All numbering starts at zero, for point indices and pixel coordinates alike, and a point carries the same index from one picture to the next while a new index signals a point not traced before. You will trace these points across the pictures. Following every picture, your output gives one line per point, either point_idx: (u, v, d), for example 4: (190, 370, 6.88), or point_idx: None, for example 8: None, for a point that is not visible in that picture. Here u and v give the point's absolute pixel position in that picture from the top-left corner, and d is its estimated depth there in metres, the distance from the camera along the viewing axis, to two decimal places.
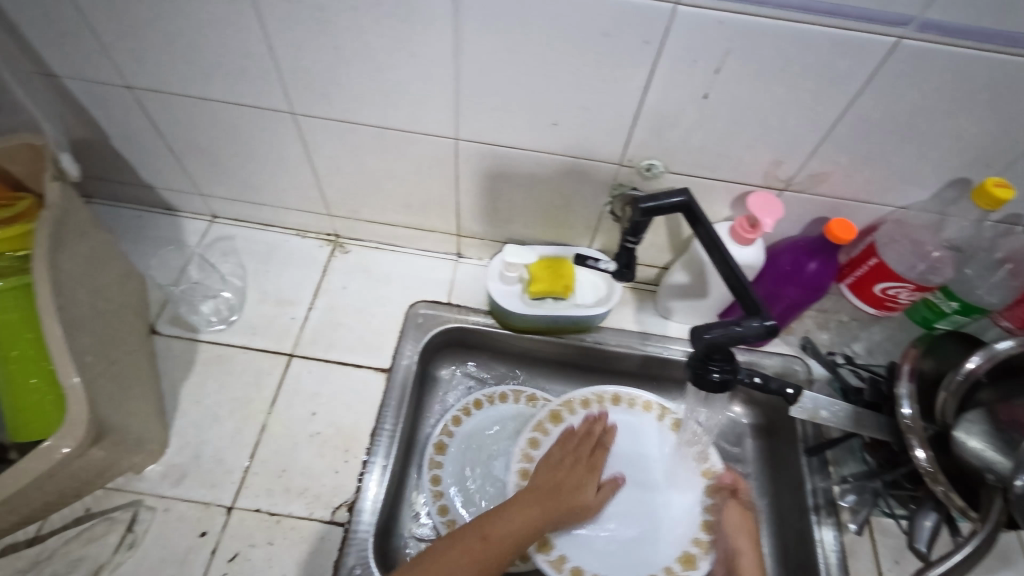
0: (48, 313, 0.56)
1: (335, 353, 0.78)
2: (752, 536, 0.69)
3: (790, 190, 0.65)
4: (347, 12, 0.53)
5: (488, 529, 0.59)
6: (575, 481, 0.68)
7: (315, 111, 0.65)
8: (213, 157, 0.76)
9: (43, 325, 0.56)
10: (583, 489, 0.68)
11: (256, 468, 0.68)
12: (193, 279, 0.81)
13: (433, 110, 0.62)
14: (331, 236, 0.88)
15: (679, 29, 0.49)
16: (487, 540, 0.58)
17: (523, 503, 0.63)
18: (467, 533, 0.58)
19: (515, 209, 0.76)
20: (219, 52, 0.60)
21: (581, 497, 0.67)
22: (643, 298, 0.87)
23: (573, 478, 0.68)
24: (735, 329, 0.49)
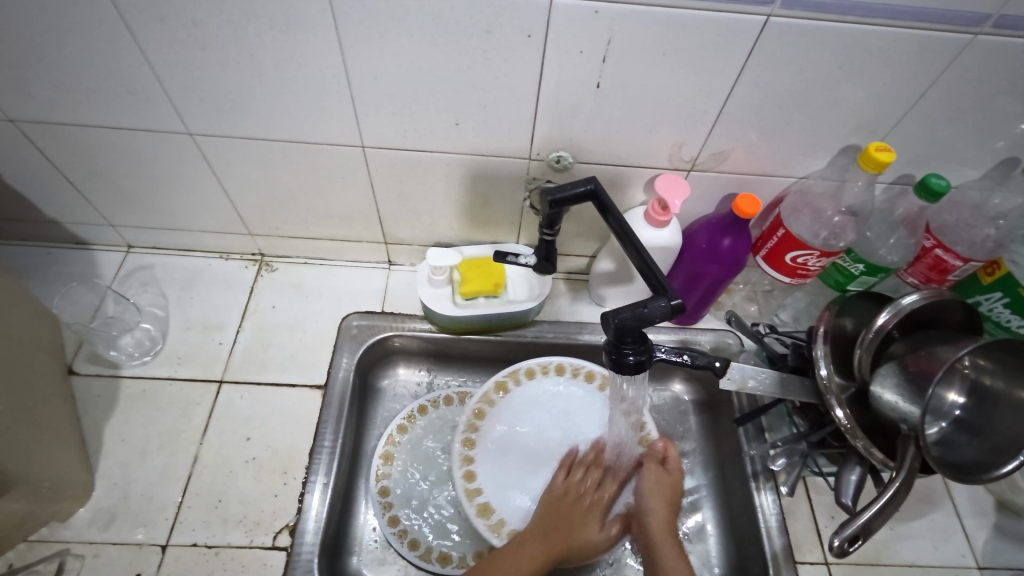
0: None
1: (267, 374, 0.76)
2: (671, 504, 0.68)
3: (696, 170, 0.68)
4: (225, 26, 0.52)
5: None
6: (581, 514, 0.68)
7: (215, 130, 0.64)
8: (119, 186, 0.74)
9: None
10: (590, 521, 0.68)
11: (190, 501, 0.66)
12: (109, 313, 0.78)
13: (334, 117, 0.61)
14: (256, 256, 0.86)
15: (558, 21, 0.50)
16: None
17: (526, 545, 0.63)
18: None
19: (437, 212, 0.76)
20: (101, 77, 0.58)
21: (586, 533, 0.66)
22: (577, 288, 0.88)
23: (580, 515, 0.68)
24: (642, 309, 0.50)
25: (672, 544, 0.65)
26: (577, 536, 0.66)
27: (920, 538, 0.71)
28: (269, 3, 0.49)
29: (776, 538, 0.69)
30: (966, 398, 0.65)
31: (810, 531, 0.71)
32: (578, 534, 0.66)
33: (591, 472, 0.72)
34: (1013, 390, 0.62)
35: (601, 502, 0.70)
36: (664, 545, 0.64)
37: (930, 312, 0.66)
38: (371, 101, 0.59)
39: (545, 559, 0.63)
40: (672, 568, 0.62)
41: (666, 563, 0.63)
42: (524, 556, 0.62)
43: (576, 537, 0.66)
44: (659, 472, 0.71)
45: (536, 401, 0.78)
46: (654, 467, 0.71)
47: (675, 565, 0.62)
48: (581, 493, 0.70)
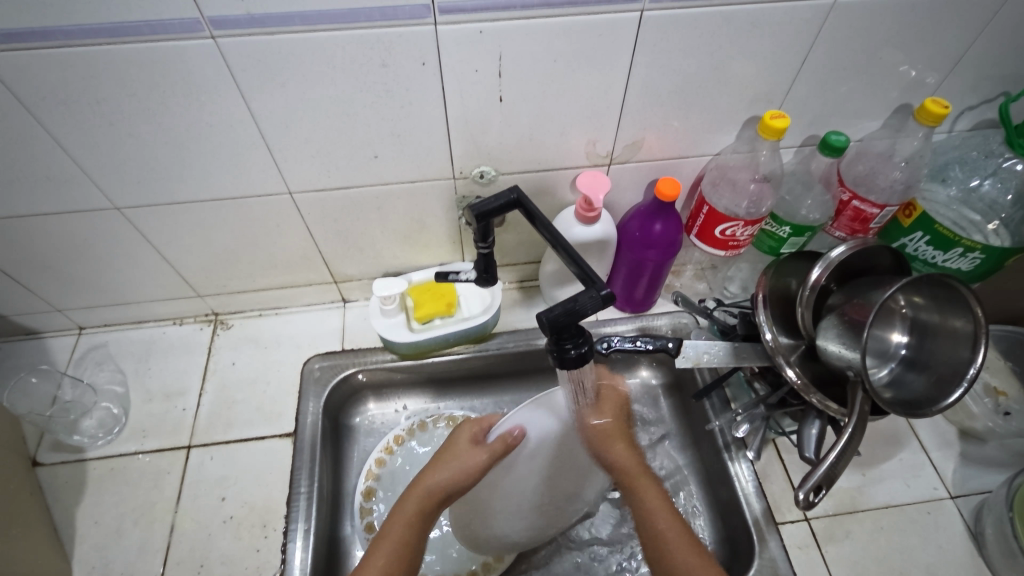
0: None
1: (235, 432, 0.76)
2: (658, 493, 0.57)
3: (616, 164, 0.70)
4: (128, 99, 0.53)
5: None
6: (433, 466, 0.60)
7: (142, 200, 0.65)
8: (56, 270, 0.74)
9: None
10: (419, 482, 0.59)
11: (172, 571, 0.66)
12: (67, 399, 0.78)
13: (256, 169, 0.63)
14: (209, 316, 0.86)
15: (446, 45, 0.52)
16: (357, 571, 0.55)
17: (409, 514, 0.57)
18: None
19: (379, 244, 0.78)
20: (17, 167, 0.58)
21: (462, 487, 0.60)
22: (531, 295, 0.90)
23: (438, 466, 0.60)
24: (572, 303, 0.51)
25: (647, 478, 0.58)
26: (428, 499, 0.58)
27: (892, 479, 0.73)
28: (165, 71, 0.51)
29: (756, 502, 0.70)
30: (908, 336, 0.67)
31: (786, 491, 0.73)
32: (440, 482, 0.58)
33: (464, 434, 0.62)
34: (948, 320, 0.64)
35: (481, 460, 0.58)
36: (640, 486, 0.58)
37: (860, 260, 0.68)
38: (286, 148, 0.61)
39: (414, 525, 0.57)
40: (655, 507, 0.56)
41: (643, 499, 0.57)
42: (402, 527, 0.56)
43: (437, 500, 0.58)
44: (599, 413, 0.61)
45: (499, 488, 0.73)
46: (601, 407, 0.61)
47: (656, 502, 0.56)
48: (451, 454, 0.60)
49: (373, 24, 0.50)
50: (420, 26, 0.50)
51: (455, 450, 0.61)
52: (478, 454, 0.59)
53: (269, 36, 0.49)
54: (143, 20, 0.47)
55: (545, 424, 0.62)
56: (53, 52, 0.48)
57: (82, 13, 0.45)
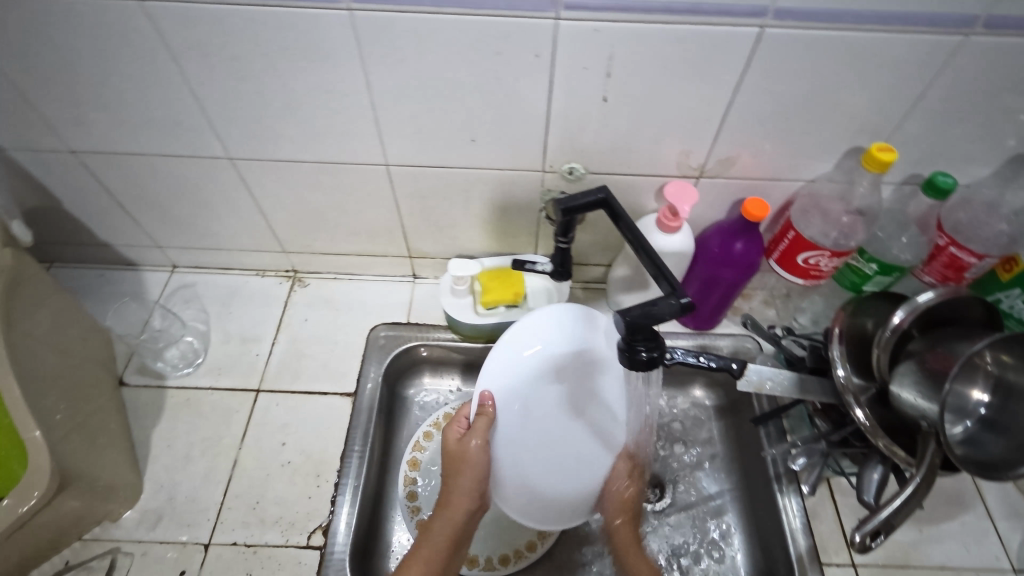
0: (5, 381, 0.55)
1: (301, 383, 0.80)
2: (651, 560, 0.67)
3: (705, 177, 0.70)
4: (259, 58, 0.57)
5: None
6: (448, 477, 0.63)
7: (253, 154, 0.69)
8: (163, 209, 0.79)
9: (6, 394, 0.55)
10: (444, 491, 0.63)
11: (230, 503, 0.70)
12: (157, 327, 0.84)
13: (361, 138, 0.66)
14: (289, 272, 0.91)
15: (563, 40, 0.54)
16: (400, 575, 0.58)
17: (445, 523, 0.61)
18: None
19: (457, 225, 0.80)
20: (150, 109, 0.63)
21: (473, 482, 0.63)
22: (595, 297, 0.91)
23: (454, 478, 0.62)
24: (652, 307, 0.52)
25: (638, 554, 0.67)
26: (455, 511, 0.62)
27: (951, 540, 0.70)
28: (299, 36, 0.54)
29: (802, 539, 0.69)
30: (990, 396, 0.63)
31: (834, 532, 0.71)
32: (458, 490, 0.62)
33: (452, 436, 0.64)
34: None
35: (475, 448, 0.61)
36: (631, 551, 0.67)
37: (947, 310, 0.66)
38: (392, 121, 0.63)
39: (450, 537, 0.61)
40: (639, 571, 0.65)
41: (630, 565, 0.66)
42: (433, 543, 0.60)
43: (466, 507, 0.62)
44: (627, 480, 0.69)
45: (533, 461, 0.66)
46: (625, 472, 0.69)
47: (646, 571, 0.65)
48: (457, 460, 0.62)
49: (497, 13, 0.51)
50: (541, 20, 0.52)
51: (452, 454, 0.63)
52: (473, 442, 0.61)
53: (399, 14, 0.52)
54: None
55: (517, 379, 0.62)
56: (204, 9, 0.52)
57: None
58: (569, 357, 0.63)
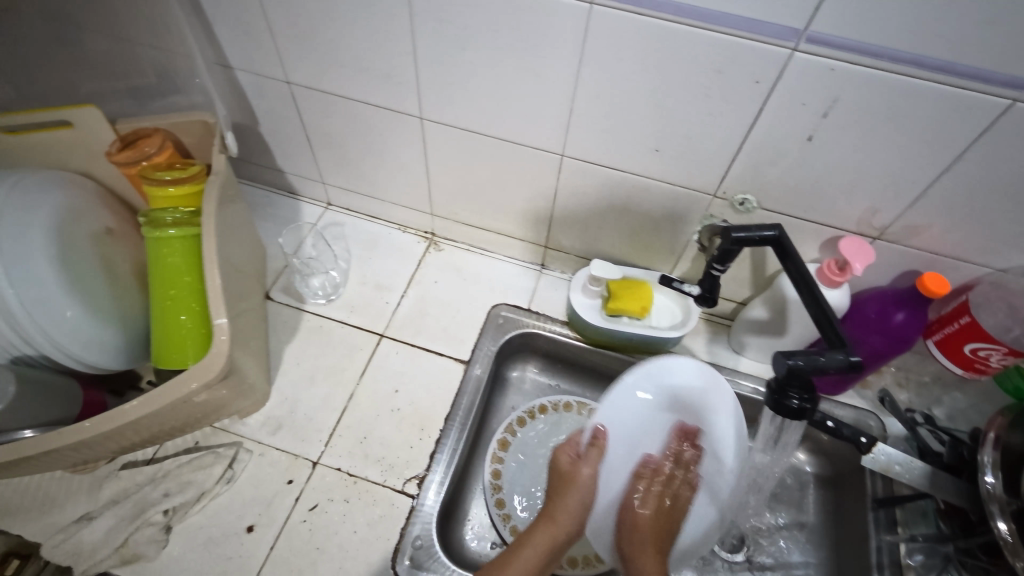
0: (211, 258, 0.59)
1: (421, 339, 0.84)
2: None
3: (883, 240, 0.67)
4: (487, 33, 0.59)
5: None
6: (556, 495, 0.63)
7: (442, 117, 0.73)
8: (341, 150, 0.85)
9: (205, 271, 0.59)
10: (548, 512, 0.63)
11: (341, 431, 0.74)
12: (307, 254, 0.92)
13: (549, 126, 0.68)
14: (428, 234, 0.96)
15: (792, 72, 0.53)
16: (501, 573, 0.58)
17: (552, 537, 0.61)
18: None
19: (605, 226, 0.81)
20: (368, 59, 0.68)
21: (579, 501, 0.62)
22: (717, 331, 0.88)
23: (562, 497, 0.62)
24: (817, 358, 0.51)
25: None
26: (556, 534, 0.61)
27: None
28: (532, 19, 0.56)
29: None
30: None
31: None
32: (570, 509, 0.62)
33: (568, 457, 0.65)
34: None
35: (586, 475, 0.62)
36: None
37: None
38: (585, 115, 0.65)
39: (553, 548, 0.61)
40: None
41: None
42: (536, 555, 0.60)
43: (571, 527, 0.61)
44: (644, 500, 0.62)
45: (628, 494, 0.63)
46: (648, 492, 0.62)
47: None
48: (571, 482, 0.62)
49: (735, 33, 0.51)
50: (778, 48, 0.51)
51: (562, 473, 0.64)
52: (587, 470, 0.62)
53: (637, 16, 0.52)
54: None
55: (625, 415, 0.63)
56: None
57: None
58: (684, 401, 0.63)
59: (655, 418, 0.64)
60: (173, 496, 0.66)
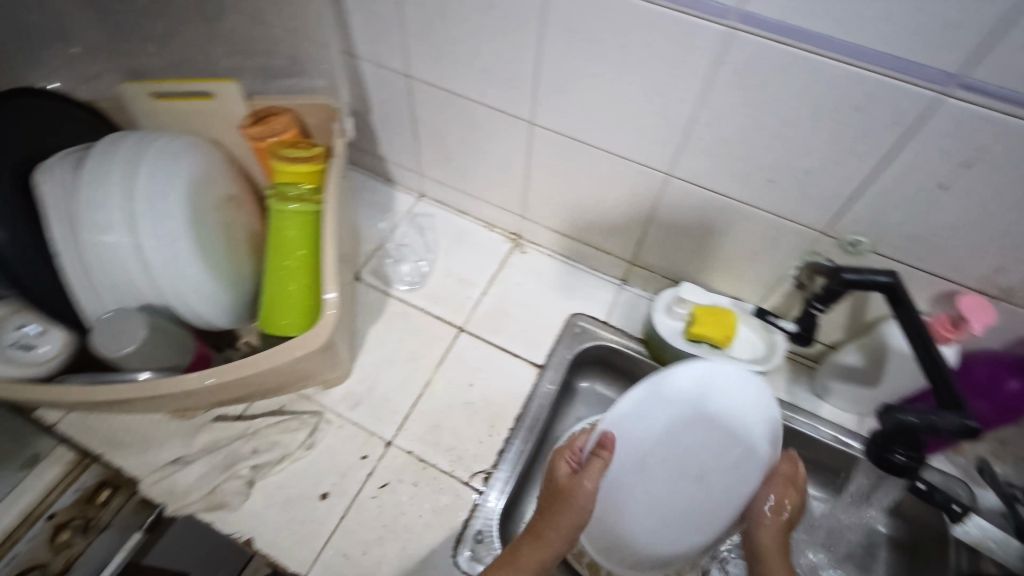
0: (331, 239, 0.63)
1: (498, 338, 0.85)
2: None
3: (1004, 302, 0.63)
4: (618, 48, 0.60)
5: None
6: (547, 512, 0.57)
7: (553, 125, 0.74)
8: (445, 145, 0.88)
9: (323, 250, 0.63)
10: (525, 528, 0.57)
11: (415, 416, 0.76)
12: (398, 241, 0.95)
13: (661, 145, 0.68)
14: (513, 236, 0.97)
15: (937, 118, 0.51)
16: None
17: (536, 559, 0.54)
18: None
19: (697, 249, 0.80)
20: (491, 62, 0.70)
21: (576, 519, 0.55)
22: (798, 371, 0.85)
23: (555, 514, 0.56)
24: (931, 417, 0.55)
25: None
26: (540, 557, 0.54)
27: None
28: (668, 39, 0.57)
29: None
30: None
31: None
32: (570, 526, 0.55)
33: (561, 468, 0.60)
34: None
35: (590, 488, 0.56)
36: None
37: None
38: (702, 138, 0.64)
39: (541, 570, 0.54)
40: None
41: None
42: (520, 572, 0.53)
43: (558, 551, 0.55)
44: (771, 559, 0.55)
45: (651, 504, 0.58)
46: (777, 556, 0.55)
47: None
48: (562, 495, 0.57)
49: (883, 73, 0.50)
50: (928, 92, 0.49)
51: (556, 481, 0.58)
52: (587, 484, 0.56)
53: (779, 46, 0.52)
54: None
55: (649, 417, 0.58)
56: None
57: None
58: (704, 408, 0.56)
59: (689, 424, 0.57)
60: (261, 453, 0.70)
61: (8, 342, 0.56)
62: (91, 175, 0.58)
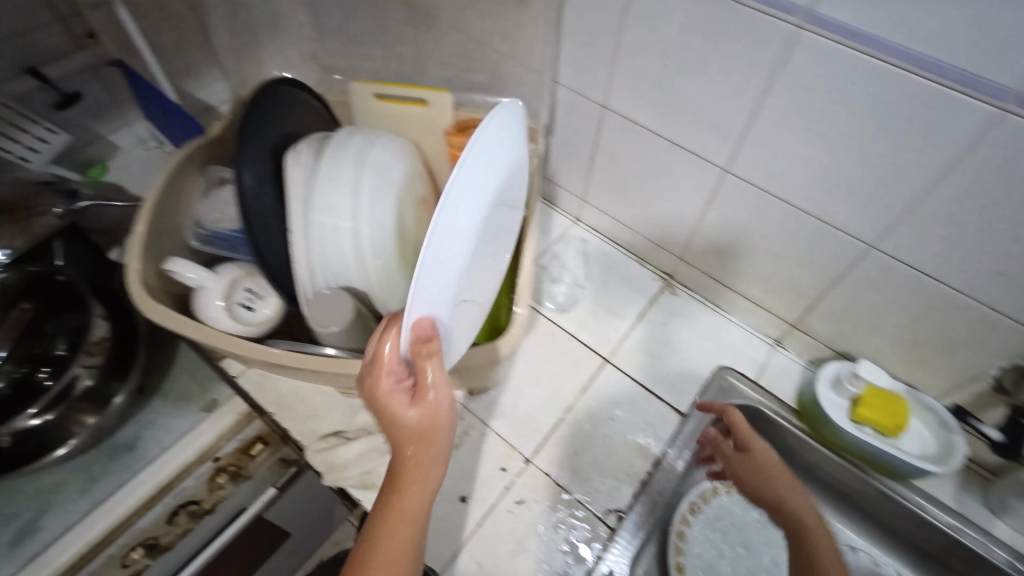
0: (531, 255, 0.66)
1: (643, 377, 0.84)
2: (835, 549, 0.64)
3: None
4: (858, 110, 0.58)
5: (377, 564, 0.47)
6: (414, 457, 0.49)
7: (751, 175, 0.72)
8: (618, 176, 0.88)
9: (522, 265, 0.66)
10: (416, 397, 0.48)
11: (555, 438, 0.77)
12: (551, 261, 0.96)
13: (874, 214, 0.64)
14: (665, 275, 0.95)
15: None
16: (378, 542, 0.48)
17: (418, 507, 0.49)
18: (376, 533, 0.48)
19: (879, 327, 0.75)
20: (701, 106, 0.69)
21: (440, 422, 0.49)
22: (970, 479, 0.77)
23: (422, 456, 0.49)
24: None
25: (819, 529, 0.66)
26: (434, 418, 0.48)
27: None
28: (922, 112, 0.54)
29: None
30: None
31: None
32: (438, 458, 0.50)
33: (388, 352, 0.49)
34: None
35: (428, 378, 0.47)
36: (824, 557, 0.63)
37: None
38: (928, 215, 0.60)
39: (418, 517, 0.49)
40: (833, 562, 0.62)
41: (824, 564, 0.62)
42: (407, 527, 0.48)
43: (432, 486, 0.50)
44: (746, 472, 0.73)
45: (473, 310, 0.58)
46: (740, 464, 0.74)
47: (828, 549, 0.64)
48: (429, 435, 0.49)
49: None
50: None
51: (387, 391, 0.48)
52: (431, 392, 0.48)
53: None
54: (967, 70, 0.50)
55: (449, 235, 0.47)
56: (850, 55, 0.55)
57: (926, 39, 0.50)
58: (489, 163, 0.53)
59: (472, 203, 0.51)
60: None
61: (235, 299, 0.63)
62: (332, 164, 0.63)
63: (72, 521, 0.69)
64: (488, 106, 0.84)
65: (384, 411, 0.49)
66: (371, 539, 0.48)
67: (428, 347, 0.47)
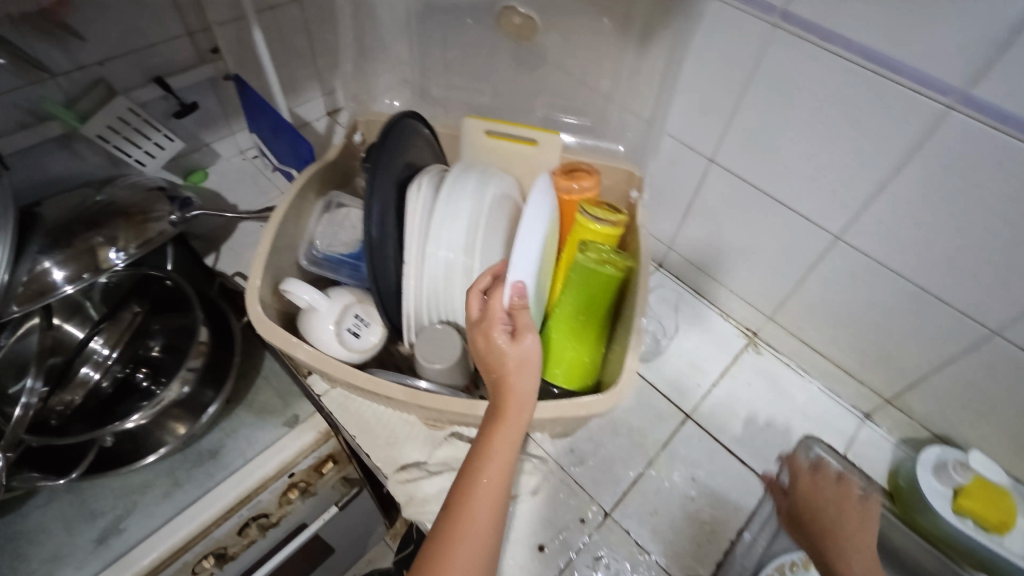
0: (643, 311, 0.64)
1: (725, 438, 0.81)
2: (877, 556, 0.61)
3: None
4: (1002, 194, 0.56)
5: (482, 474, 0.51)
6: (509, 393, 0.54)
7: (866, 246, 0.70)
8: (714, 229, 0.87)
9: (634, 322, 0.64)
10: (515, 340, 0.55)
11: (635, 493, 0.75)
12: None
13: (1003, 300, 0.62)
14: (749, 332, 0.93)
15: None
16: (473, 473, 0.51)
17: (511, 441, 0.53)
18: (480, 449, 0.52)
19: (987, 416, 0.71)
20: (821, 172, 0.68)
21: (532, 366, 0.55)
22: None
23: (515, 393, 0.54)
24: None
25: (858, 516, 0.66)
26: (527, 362, 0.54)
27: None
28: None
29: None
30: None
31: None
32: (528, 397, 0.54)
33: (491, 306, 0.57)
34: None
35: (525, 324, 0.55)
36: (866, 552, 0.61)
37: None
38: None
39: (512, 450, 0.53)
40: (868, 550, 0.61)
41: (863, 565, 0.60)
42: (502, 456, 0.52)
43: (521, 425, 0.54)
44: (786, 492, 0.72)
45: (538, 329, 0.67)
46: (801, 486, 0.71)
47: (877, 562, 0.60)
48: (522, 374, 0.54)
49: None
50: None
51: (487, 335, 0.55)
52: (527, 336, 0.55)
53: None
54: None
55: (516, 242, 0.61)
56: (1002, 139, 0.53)
57: None
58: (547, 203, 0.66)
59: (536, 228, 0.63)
60: None
61: (345, 325, 0.64)
62: (452, 198, 0.64)
63: (155, 525, 0.70)
64: (591, 150, 0.85)
65: (485, 353, 0.56)
66: (468, 469, 0.52)
67: (523, 304, 0.57)
